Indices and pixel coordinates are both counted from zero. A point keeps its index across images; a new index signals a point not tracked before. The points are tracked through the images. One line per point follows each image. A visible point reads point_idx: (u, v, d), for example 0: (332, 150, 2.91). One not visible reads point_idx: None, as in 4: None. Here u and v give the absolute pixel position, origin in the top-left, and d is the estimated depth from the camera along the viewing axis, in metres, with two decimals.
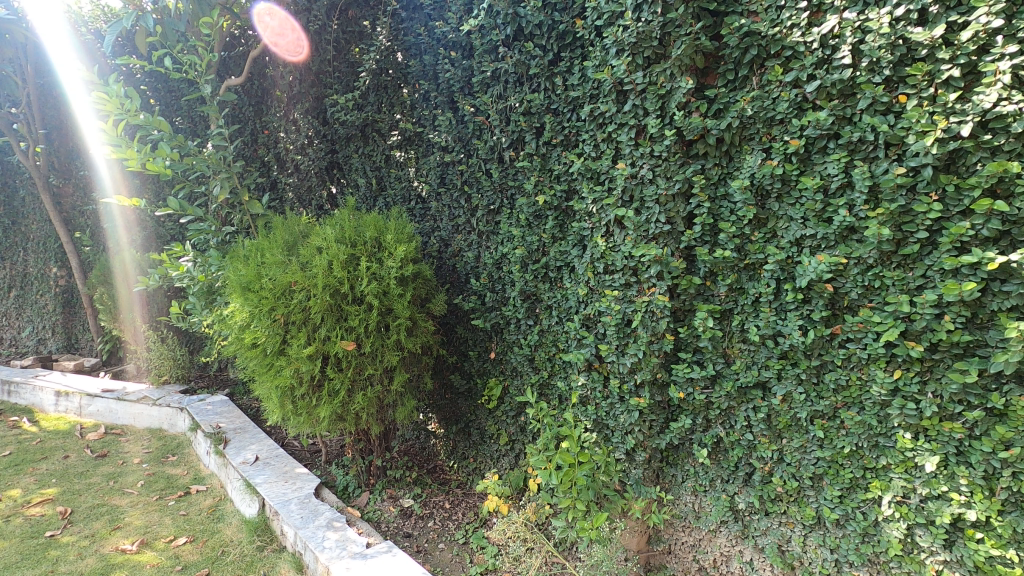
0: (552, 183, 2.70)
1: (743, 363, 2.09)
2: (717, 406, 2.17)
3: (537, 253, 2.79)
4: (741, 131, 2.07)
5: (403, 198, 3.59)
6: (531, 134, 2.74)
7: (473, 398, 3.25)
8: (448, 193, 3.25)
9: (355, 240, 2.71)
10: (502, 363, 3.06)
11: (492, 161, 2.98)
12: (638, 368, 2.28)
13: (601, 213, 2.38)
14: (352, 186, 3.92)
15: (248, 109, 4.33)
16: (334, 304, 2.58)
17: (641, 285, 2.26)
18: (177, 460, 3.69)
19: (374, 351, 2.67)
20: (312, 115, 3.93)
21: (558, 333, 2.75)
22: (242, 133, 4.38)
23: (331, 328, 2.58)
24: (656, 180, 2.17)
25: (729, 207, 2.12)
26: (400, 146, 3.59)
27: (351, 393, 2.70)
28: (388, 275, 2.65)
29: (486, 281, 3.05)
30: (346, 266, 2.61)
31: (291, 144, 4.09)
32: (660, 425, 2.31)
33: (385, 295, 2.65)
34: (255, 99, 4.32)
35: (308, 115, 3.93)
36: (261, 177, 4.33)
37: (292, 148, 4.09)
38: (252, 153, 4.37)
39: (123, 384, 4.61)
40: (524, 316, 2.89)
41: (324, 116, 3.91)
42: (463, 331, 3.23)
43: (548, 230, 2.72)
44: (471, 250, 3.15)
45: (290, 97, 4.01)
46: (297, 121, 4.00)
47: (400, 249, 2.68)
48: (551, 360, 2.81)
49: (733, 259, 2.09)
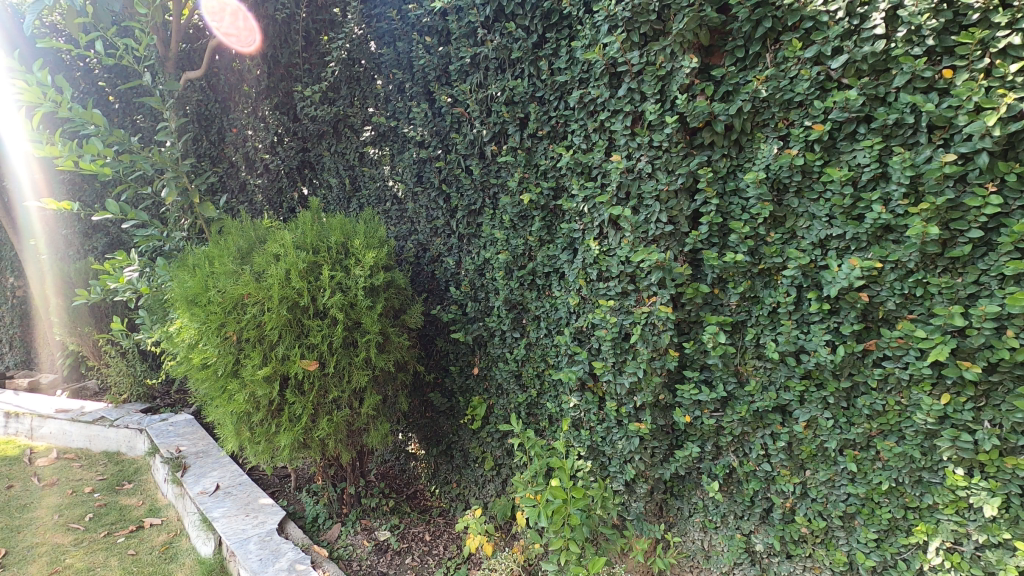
0: (538, 180, 2.43)
1: (759, 383, 1.82)
2: (729, 431, 1.89)
3: (523, 259, 2.52)
4: (753, 117, 1.80)
5: (378, 199, 3.29)
6: (515, 126, 2.47)
7: (455, 417, 2.95)
8: (425, 192, 2.96)
9: (318, 246, 2.42)
10: (487, 379, 2.77)
11: (472, 157, 2.71)
12: (638, 388, 2.01)
13: (593, 213, 2.10)
14: (323, 187, 3.61)
15: (213, 106, 3.98)
16: (293, 319, 2.28)
17: (639, 293, 2.00)
18: (133, 489, 3.37)
19: (340, 371, 2.37)
20: (281, 110, 3.63)
21: (547, 348, 2.47)
22: (206, 131, 4.05)
23: (290, 346, 2.28)
24: (657, 175, 1.91)
25: (740, 204, 1.84)
26: (373, 142, 3.28)
27: (315, 418, 2.40)
28: (355, 286, 2.35)
29: (467, 289, 2.76)
30: (308, 275, 2.31)
31: (258, 142, 3.78)
32: (664, 453, 2.04)
33: (352, 308, 2.35)
34: (220, 96, 3.96)
35: (278, 111, 3.64)
36: (228, 179, 4.02)
37: (260, 146, 3.77)
38: (218, 153, 4.05)
39: (81, 403, 4.26)
40: (509, 328, 2.60)
41: (295, 112, 3.61)
42: (443, 344, 2.93)
43: (534, 232, 2.44)
44: (451, 254, 2.87)
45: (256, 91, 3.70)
46: (265, 118, 3.70)
47: (369, 256, 2.39)
48: (540, 377, 2.53)
49: (746, 263, 1.82)
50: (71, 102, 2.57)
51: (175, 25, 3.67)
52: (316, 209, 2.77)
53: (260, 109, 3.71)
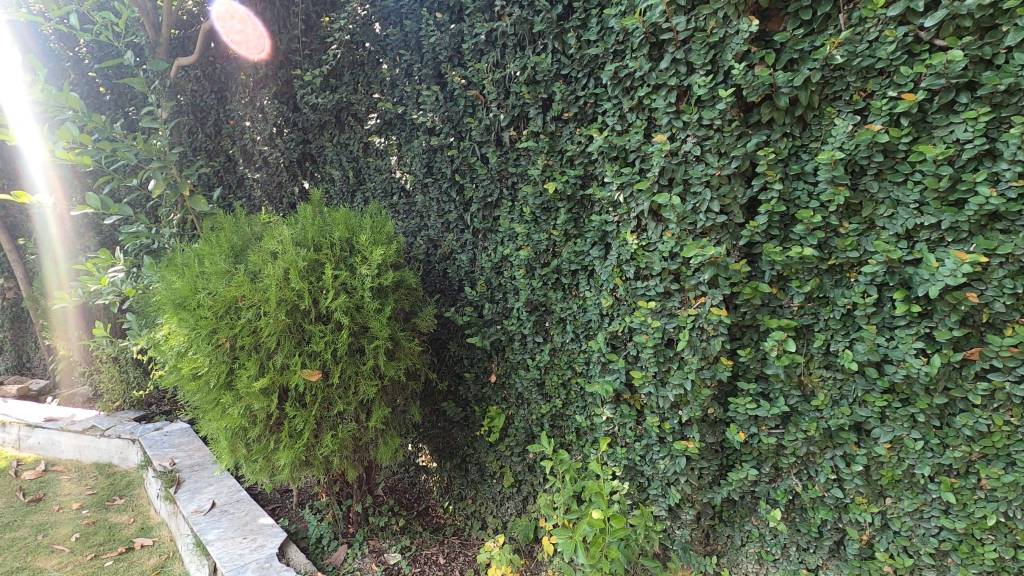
0: (564, 168, 2.19)
1: (828, 397, 1.58)
2: (792, 452, 1.65)
3: (546, 255, 2.28)
4: (821, 90, 1.56)
5: (384, 193, 3.04)
6: (537, 109, 2.23)
7: (470, 428, 2.71)
8: (436, 184, 2.73)
9: (320, 242, 2.18)
10: (505, 388, 2.54)
11: (488, 145, 2.47)
12: (683, 401, 1.78)
13: (630, 203, 1.87)
14: (325, 180, 3.37)
15: (208, 97, 3.72)
16: (293, 323, 2.04)
17: (685, 294, 1.76)
18: (124, 505, 3.14)
19: (346, 381, 2.13)
20: (280, 100, 3.37)
21: (575, 354, 2.23)
22: (202, 123, 3.80)
23: (289, 355, 2.03)
24: (707, 159, 1.66)
25: (806, 190, 1.60)
26: (379, 131, 3.03)
27: (318, 433, 2.17)
28: (362, 286, 2.12)
29: (483, 289, 2.52)
30: (309, 274, 2.07)
31: (257, 134, 3.54)
32: (713, 475, 1.80)
33: (359, 311, 2.11)
34: (216, 86, 3.70)
35: (276, 100, 3.38)
36: (226, 173, 3.79)
37: (258, 138, 3.53)
38: (214, 146, 3.81)
39: (71, 411, 4.04)
40: (531, 332, 2.37)
41: (295, 101, 3.36)
42: (456, 349, 2.68)
43: (559, 226, 2.20)
44: (465, 251, 2.64)
45: (253, 80, 3.47)
46: (263, 108, 3.46)
47: (377, 252, 2.15)
48: (565, 386, 2.30)
49: (814, 259, 1.57)
50: (47, 83, 2.35)
51: (166, 8, 3.44)
52: (317, 201, 2.53)
53: (257, 98, 3.47)
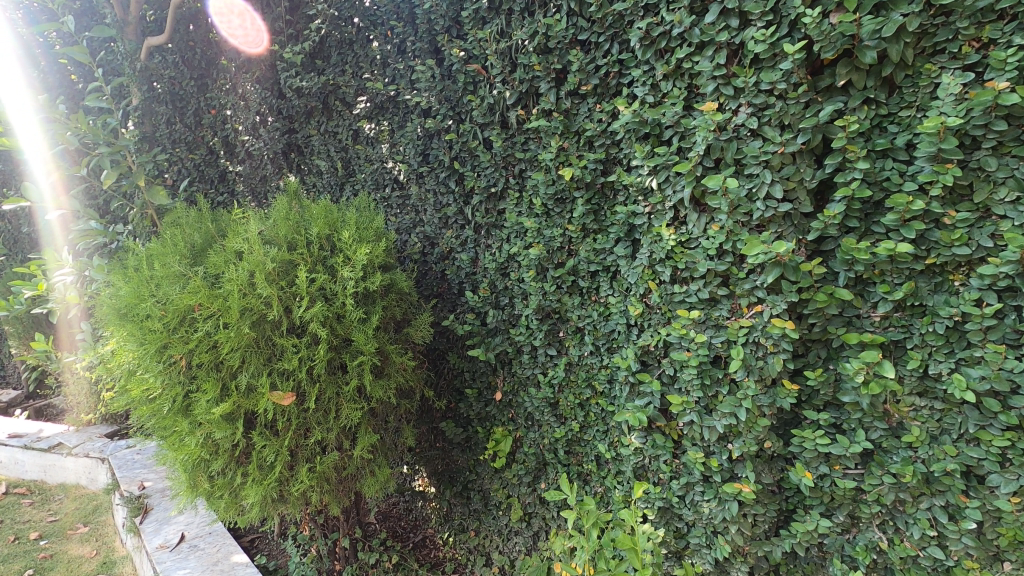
0: (582, 152, 1.87)
1: (926, 432, 1.25)
2: (876, 499, 1.32)
3: (561, 255, 1.96)
4: (916, 42, 1.22)
5: (374, 185, 2.69)
6: (549, 83, 1.91)
7: (472, 451, 2.39)
8: (433, 173, 2.40)
9: (294, 240, 1.85)
10: (512, 407, 2.21)
11: (492, 127, 2.15)
12: (733, 433, 1.45)
13: (666, 190, 1.54)
14: (312, 173, 2.99)
15: (188, 85, 3.26)
16: (260, 337, 1.70)
17: (735, 300, 1.44)
18: (87, 535, 2.81)
19: (324, 404, 1.80)
20: (265, 86, 2.98)
21: (594, 369, 1.91)
22: (181, 113, 3.31)
23: (256, 374, 1.70)
24: (767, 133, 1.34)
25: (897, 169, 1.26)
26: (369, 115, 2.67)
27: (293, 465, 1.85)
28: (344, 291, 1.79)
29: (486, 293, 2.20)
30: (280, 278, 1.74)
31: (239, 124, 3.17)
32: (771, 523, 1.47)
33: (339, 322, 1.78)
34: (196, 72, 3.25)
35: (261, 86, 3.00)
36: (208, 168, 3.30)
37: (241, 129, 3.18)
38: (193, 138, 3.32)
39: (39, 426, 3.72)
40: (542, 344, 2.04)
41: (279, 87, 2.95)
42: (456, 361, 2.35)
43: (576, 219, 1.89)
44: (466, 250, 2.32)
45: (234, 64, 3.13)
46: (247, 95, 3.08)
47: (361, 252, 1.82)
48: (583, 407, 1.98)
49: (909, 257, 1.23)
50: None
51: None
52: (293, 191, 2.19)
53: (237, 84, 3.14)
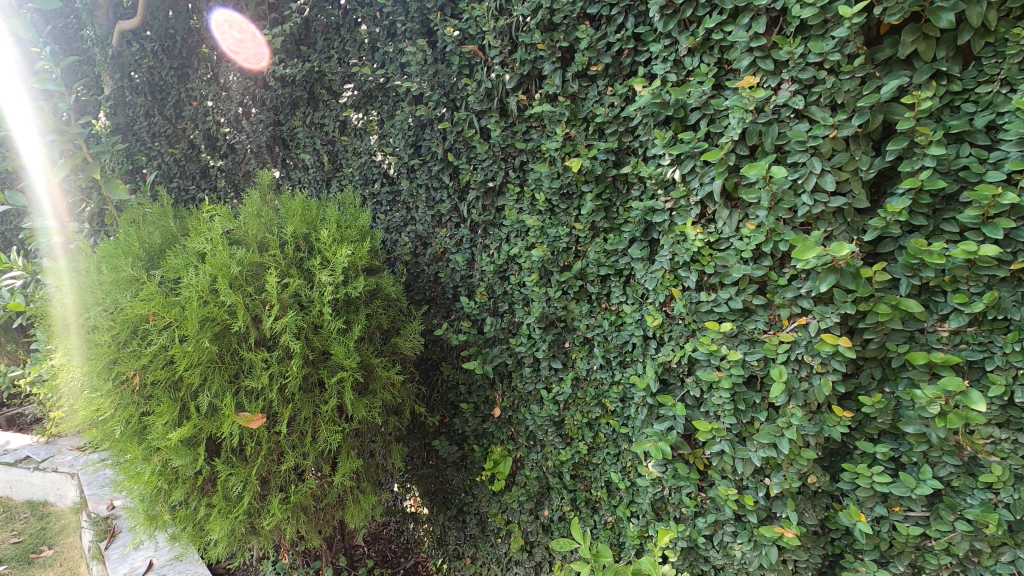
0: (591, 141, 1.66)
1: (1010, 472, 1.04)
2: (946, 549, 1.11)
3: (567, 256, 1.75)
4: (1000, 4, 1.02)
5: (362, 180, 2.47)
6: (553, 64, 1.70)
7: (468, 471, 2.18)
8: (425, 167, 2.18)
9: (265, 240, 1.64)
10: (512, 424, 2.00)
11: (491, 115, 1.94)
12: (772, 466, 1.24)
13: (691, 183, 1.33)
14: (298, 168, 2.74)
15: (168, 75, 2.95)
16: (224, 350, 1.49)
17: (774, 311, 1.24)
18: (50, 560, 2.58)
19: (299, 427, 1.59)
20: (248, 76, 2.75)
21: (604, 386, 1.70)
22: (160, 105, 3.05)
23: (219, 394, 1.49)
24: (816, 114, 1.13)
25: (976, 156, 1.05)
26: (356, 104, 2.43)
27: (265, 494, 1.63)
28: (320, 298, 1.58)
29: (484, 298, 2.00)
30: (248, 283, 1.53)
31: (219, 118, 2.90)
32: (815, 570, 1.26)
33: (316, 333, 1.57)
34: (176, 62, 2.94)
35: (243, 77, 2.78)
36: (189, 163, 3.05)
37: (222, 121, 2.90)
38: (174, 131, 3.05)
39: (9, 437, 3.50)
40: (546, 357, 1.83)
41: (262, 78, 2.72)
42: (450, 372, 2.14)
43: (584, 217, 1.68)
44: (461, 251, 2.11)
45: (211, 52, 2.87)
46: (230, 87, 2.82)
47: (341, 253, 1.61)
48: (592, 426, 1.77)
49: (994, 261, 1.02)
50: None
51: None
52: (267, 185, 1.97)
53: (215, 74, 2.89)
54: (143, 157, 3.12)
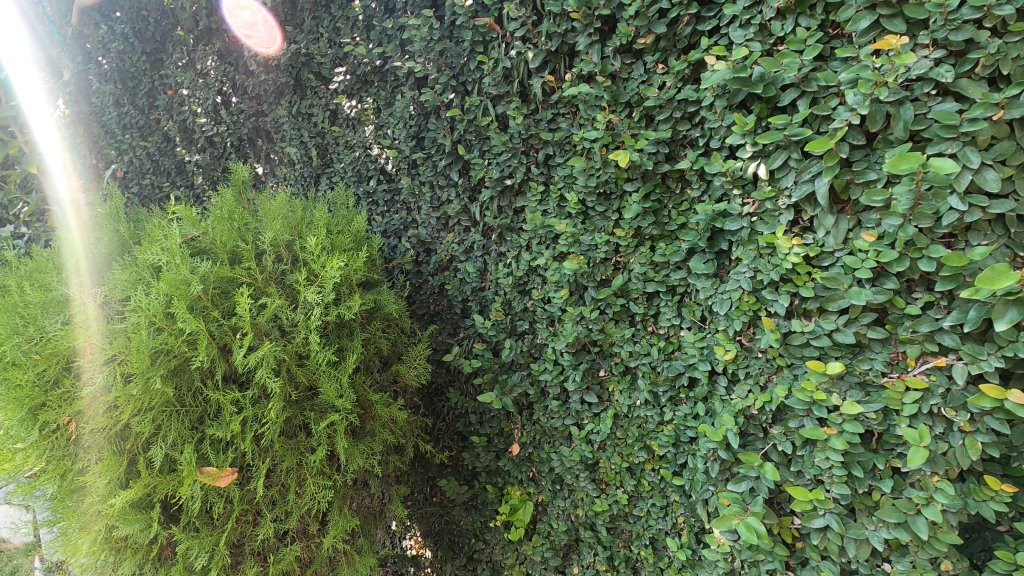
0: (636, 130, 1.37)
1: None
2: None
3: (604, 269, 1.45)
4: None
5: (355, 177, 2.16)
6: (589, 37, 1.41)
7: (478, 513, 1.87)
8: (430, 162, 1.88)
9: (237, 250, 1.33)
10: (534, 463, 1.71)
11: (509, 101, 1.63)
12: (893, 548, 0.95)
13: (783, 181, 1.05)
14: (283, 164, 2.41)
15: (139, 60, 2.55)
16: (183, 391, 1.18)
17: (899, 348, 0.95)
18: None
19: (278, 481, 1.28)
20: (228, 61, 2.42)
21: (651, 425, 1.42)
22: (130, 93, 2.65)
23: (176, 445, 1.18)
24: (970, 90, 0.85)
25: None
26: (348, 90, 2.10)
27: (237, 563, 1.31)
28: (306, 324, 1.27)
29: (500, 316, 1.70)
30: (214, 305, 1.22)
31: (197, 108, 2.51)
32: None
33: (300, 366, 1.27)
34: (148, 45, 2.54)
35: (222, 62, 2.43)
36: (163, 158, 2.65)
37: (198, 112, 2.50)
38: (146, 123, 2.66)
39: None
40: (577, 389, 1.54)
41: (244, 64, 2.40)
42: (458, 400, 1.84)
43: (627, 223, 1.39)
44: (473, 260, 1.82)
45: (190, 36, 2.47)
46: (207, 72, 2.46)
47: (332, 265, 1.30)
48: (633, 472, 1.48)
49: None
50: None
51: None
52: (240, 180, 1.63)
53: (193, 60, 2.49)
54: (112, 151, 2.73)
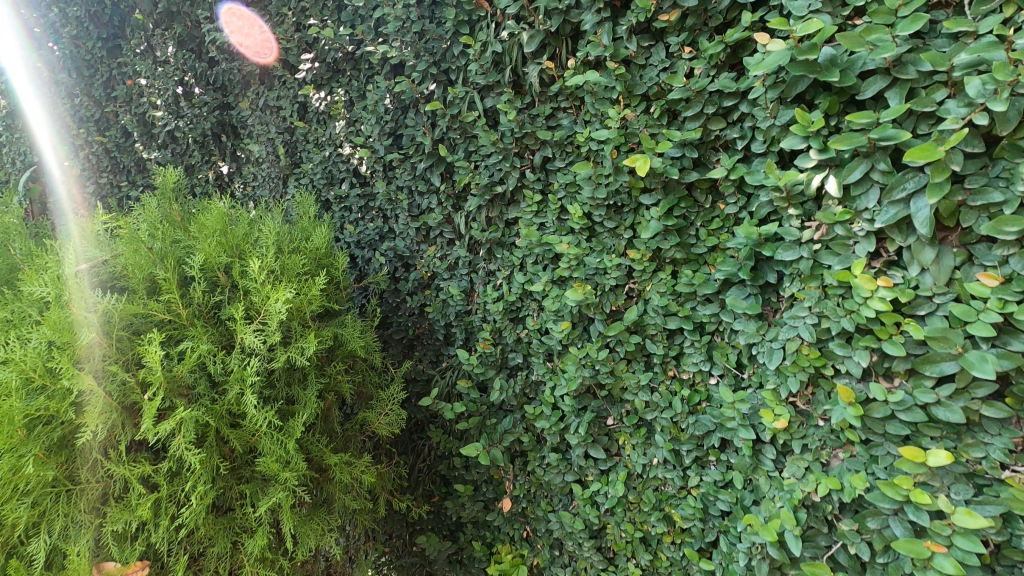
0: (655, 130, 1.11)
1: None
2: None
3: (615, 299, 1.20)
4: None
5: (326, 180, 1.87)
6: (597, 14, 1.15)
7: (464, 570, 1.60)
8: (409, 164, 1.60)
9: (156, 278, 1.05)
10: (529, 520, 1.45)
11: (500, 93, 1.36)
12: None
13: (862, 201, 0.79)
14: (249, 163, 2.09)
15: (97, 46, 2.16)
16: (73, 467, 0.91)
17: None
18: None
19: (207, 569, 1.03)
20: (191, 48, 2.08)
21: (671, 490, 1.16)
22: (87, 83, 2.24)
23: (65, 537, 0.91)
24: None
25: None
26: (317, 80, 1.80)
27: None
28: (240, 375, 1.00)
29: (489, 347, 1.44)
30: (118, 353, 0.95)
31: (157, 98, 2.15)
32: None
33: (233, 428, 1.00)
34: (105, 31, 2.15)
35: (184, 48, 2.09)
36: (123, 155, 2.26)
37: (157, 104, 2.16)
38: (103, 116, 2.26)
39: None
40: (581, 441, 1.28)
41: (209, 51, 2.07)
42: (440, 439, 1.56)
43: (645, 244, 1.13)
44: (459, 281, 1.55)
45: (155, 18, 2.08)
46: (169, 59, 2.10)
47: (277, 299, 1.03)
48: (648, 543, 1.22)
49: None
50: None
51: None
52: (171, 186, 1.31)
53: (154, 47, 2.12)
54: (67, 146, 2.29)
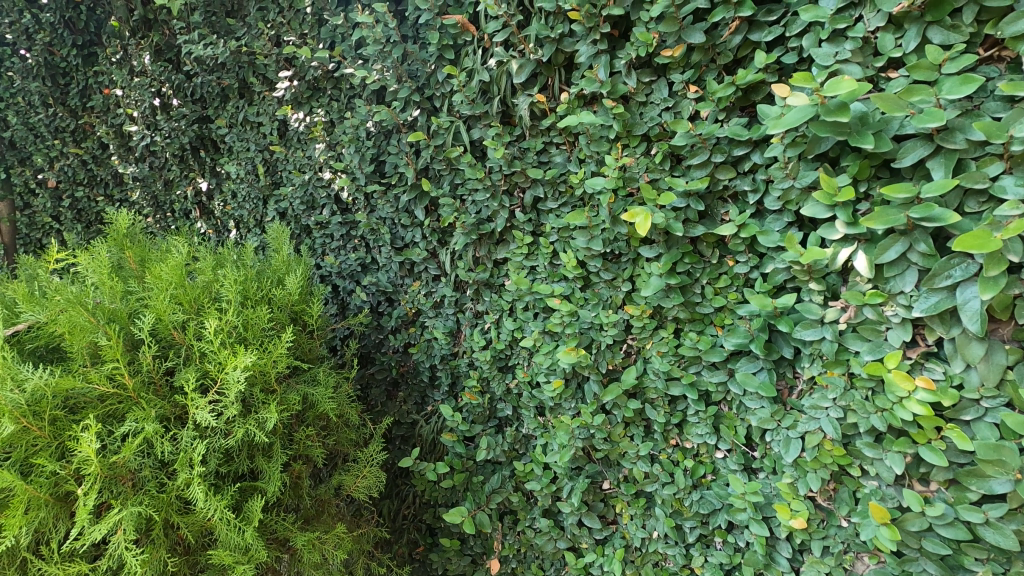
0: (656, 175, 1.00)
1: None
2: None
3: (614, 355, 1.10)
4: None
5: (305, 205, 1.73)
6: (592, 46, 1.03)
7: None
8: (393, 194, 1.48)
9: (98, 343, 0.93)
10: None
11: (488, 124, 1.24)
12: None
13: (898, 284, 0.69)
14: (229, 182, 1.91)
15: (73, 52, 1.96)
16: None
17: None
18: None
19: None
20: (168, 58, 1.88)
21: (672, 567, 1.06)
22: (65, 92, 2.02)
23: None
24: None
25: None
26: (295, 99, 1.66)
27: None
28: (190, 458, 0.89)
29: (476, 397, 1.34)
30: (50, 438, 0.84)
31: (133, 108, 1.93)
32: None
33: (184, 516, 0.90)
34: (81, 37, 1.95)
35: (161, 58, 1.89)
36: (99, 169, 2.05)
37: (134, 117, 1.95)
38: (80, 126, 2.05)
39: None
40: (574, 509, 1.16)
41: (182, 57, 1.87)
42: (423, 485, 1.43)
43: (647, 300, 1.02)
44: (446, 322, 1.43)
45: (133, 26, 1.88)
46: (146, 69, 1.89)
47: (233, 370, 0.92)
48: None
49: None
50: None
51: None
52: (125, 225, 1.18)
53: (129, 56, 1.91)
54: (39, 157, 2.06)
